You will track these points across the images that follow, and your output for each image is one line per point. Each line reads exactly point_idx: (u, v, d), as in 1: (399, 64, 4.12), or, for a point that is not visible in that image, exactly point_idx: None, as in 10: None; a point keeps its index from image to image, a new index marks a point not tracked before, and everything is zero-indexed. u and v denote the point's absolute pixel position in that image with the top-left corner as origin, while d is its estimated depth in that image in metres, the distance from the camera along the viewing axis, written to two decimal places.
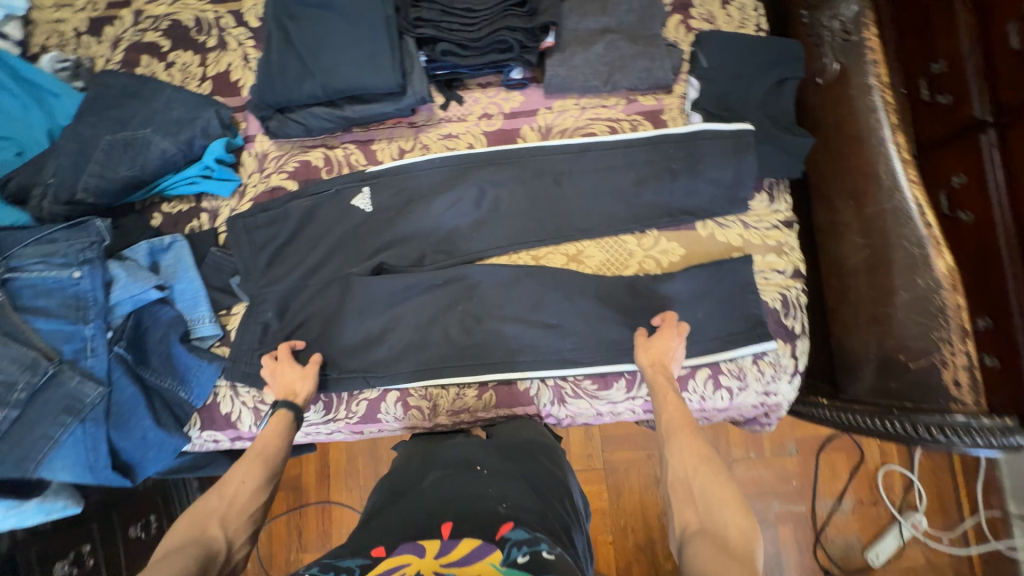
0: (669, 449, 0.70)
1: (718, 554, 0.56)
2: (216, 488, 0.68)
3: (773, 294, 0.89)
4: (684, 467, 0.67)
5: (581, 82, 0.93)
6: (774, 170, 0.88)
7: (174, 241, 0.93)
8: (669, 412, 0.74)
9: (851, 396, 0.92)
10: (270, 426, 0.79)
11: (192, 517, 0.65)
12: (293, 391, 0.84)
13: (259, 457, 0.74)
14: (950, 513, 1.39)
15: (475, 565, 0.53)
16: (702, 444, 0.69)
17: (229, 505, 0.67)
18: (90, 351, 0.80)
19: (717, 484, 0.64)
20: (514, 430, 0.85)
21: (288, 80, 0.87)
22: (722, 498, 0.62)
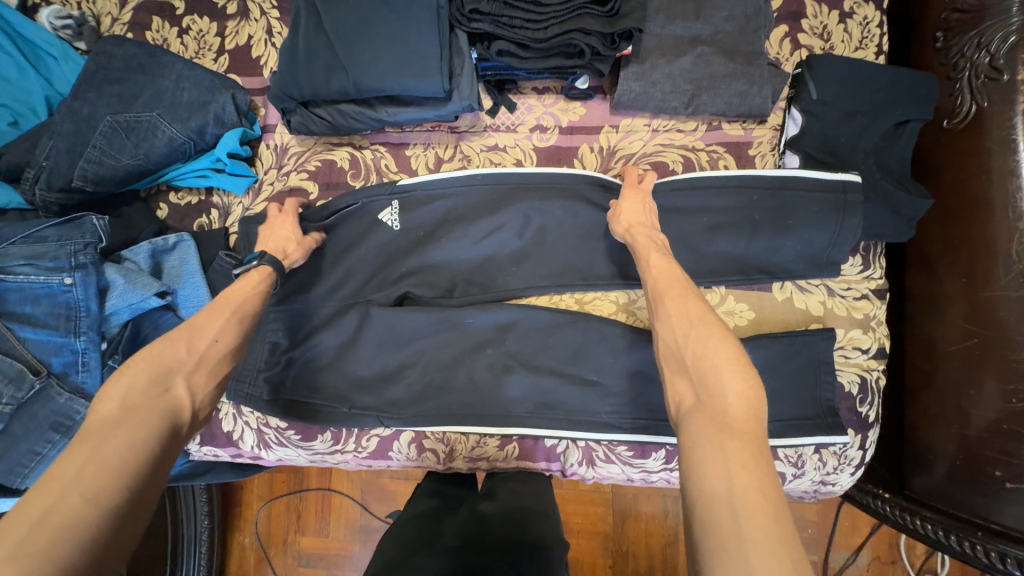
0: (658, 320, 0.60)
1: (714, 429, 0.47)
2: (180, 336, 0.59)
3: (851, 377, 0.77)
4: (676, 337, 0.56)
5: (658, 101, 0.78)
6: (878, 233, 0.74)
7: (180, 240, 0.83)
8: (653, 278, 0.63)
9: (918, 495, 0.82)
10: (250, 279, 0.69)
11: (150, 367, 0.56)
12: (282, 250, 0.75)
13: (235, 312, 0.65)
14: None
15: None
16: (697, 303, 0.58)
17: (198, 362, 0.59)
18: (82, 365, 0.72)
19: (715, 341, 0.53)
20: (524, 489, 0.80)
21: (314, 71, 0.73)
22: (724, 359, 0.51)
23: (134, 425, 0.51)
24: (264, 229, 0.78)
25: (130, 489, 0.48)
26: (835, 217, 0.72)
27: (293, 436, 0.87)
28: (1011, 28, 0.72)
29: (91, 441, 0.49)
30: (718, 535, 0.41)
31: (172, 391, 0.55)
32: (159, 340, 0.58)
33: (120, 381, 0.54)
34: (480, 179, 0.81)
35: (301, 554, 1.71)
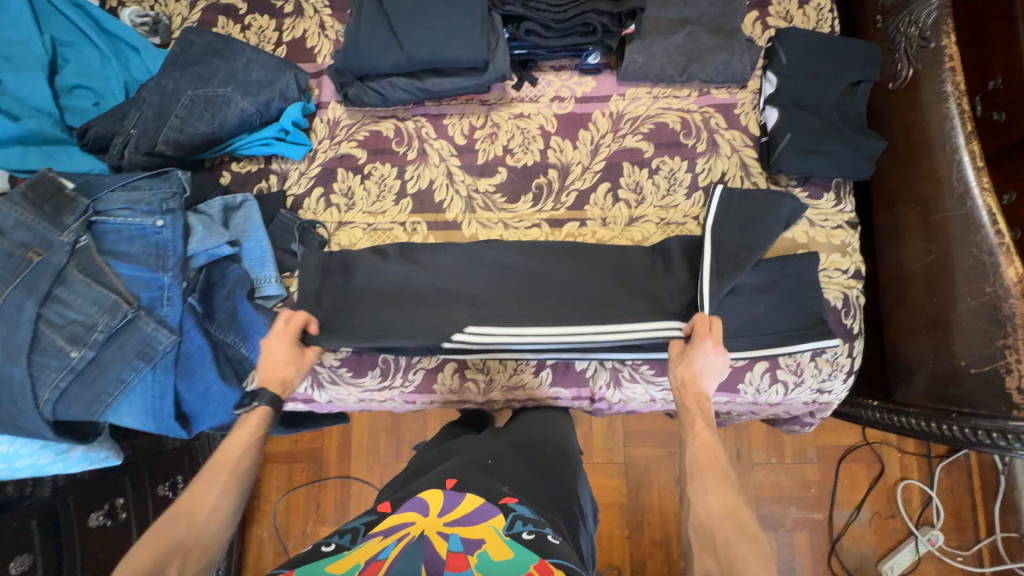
0: (693, 493, 0.69)
1: None
2: (183, 516, 0.66)
3: (834, 294, 0.91)
4: (710, 515, 0.65)
5: (658, 71, 0.94)
6: (847, 170, 0.89)
7: (246, 200, 0.93)
8: (696, 450, 0.73)
9: (902, 399, 0.94)
10: (250, 424, 0.77)
11: (155, 546, 0.62)
12: (279, 381, 0.81)
13: (232, 479, 0.71)
14: (967, 531, 1.61)
15: (476, 525, 0.62)
16: (732, 494, 0.67)
17: (195, 540, 0.64)
18: (166, 299, 0.82)
19: (744, 543, 0.61)
20: (550, 428, 0.95)
21: (372, 47, 0.88)
22: (746, 551, 0.60)
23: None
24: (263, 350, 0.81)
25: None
26: (758, 222, 0.87)
27: (345, 373, 0.95)
28: (933, 6, 0.91)
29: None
30: None
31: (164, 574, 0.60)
32: (165, 516, 0.65)
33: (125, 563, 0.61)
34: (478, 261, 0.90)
35: None
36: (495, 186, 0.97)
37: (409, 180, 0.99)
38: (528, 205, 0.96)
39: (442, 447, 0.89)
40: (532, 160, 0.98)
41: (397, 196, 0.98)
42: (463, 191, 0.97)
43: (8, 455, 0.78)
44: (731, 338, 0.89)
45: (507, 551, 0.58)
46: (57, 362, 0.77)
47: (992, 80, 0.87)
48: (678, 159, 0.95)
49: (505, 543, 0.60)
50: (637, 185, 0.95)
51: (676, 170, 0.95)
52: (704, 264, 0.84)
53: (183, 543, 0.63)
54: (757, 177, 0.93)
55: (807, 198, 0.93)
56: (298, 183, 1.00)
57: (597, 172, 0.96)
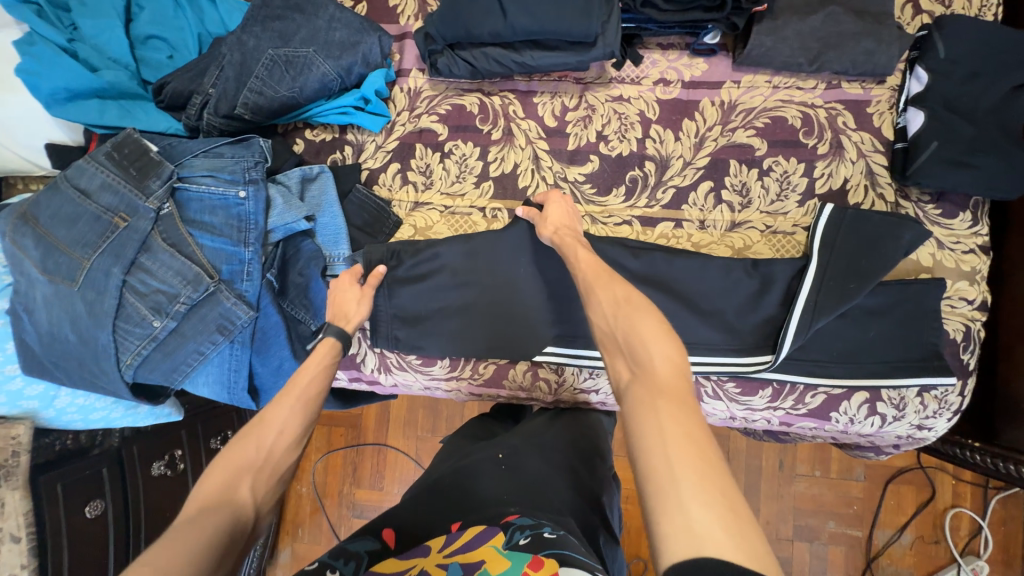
0: (591, 309, 0.65)
1: (655, 395, 0.52)
2: (252, 435, 0.63)
3: (955, 325, 0.82)
4: (608, 319, 0.62)
5: (784, 57, 0.83)
6: (998, 188, 0.77)
7: (321, 171, 0.90)
8: (586, 271, 0.70)
9: (1008, 444, 0.86)
10: (318, 353, 0.77)
11: (227, 466, 0.59)
12: (344, 315, 0.82)
13: (304, 403, 0.70)
14: (1012, 565, 1.56)
15: (477, 550, 0.61)
16: (622, 287, 0.64)
17: (268, 460, 0.62)
18: (246, 274, 0.79)
19: (642, 319, 0.59)
20: (581, 427, 0.90)
21: (471, 13, 0.80)
22: (652, 342, 0.56)
23: (203, 526, 0.52)
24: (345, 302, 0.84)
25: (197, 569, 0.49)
26: (875, 251, 0.79)
27: (414, 360, 0.92)
28: None
29: (172, 537, 0.51)
30: (659, 493, 0.45)
31: (241, 491, 0.57)
32: (238, 434, 0.63)
33: (196, 486, 0.58)
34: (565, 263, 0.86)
35: (354, 505, 1.73)
36: (585, 175, 0.90)
37: (492, 162, 0.92)
38: (619, 199, 0.89)
39: (461, 450, 0.88)
40: (629, 150, 0.89)
41: (478, 178, 0.92)
42: (550, 178, 0.90)
43: (84, 407, 0.84)
44: (831, 363, 0.83)
45: (505, 562, 0.58)
46: (140, 330, 0.76)
47: None
48: (794, 160, 0.85)
49: (503, 556, 0.59)
50: (743, 186, 0.86)
51: (791, 173, 0.85)
52: (801, 295, 0.79)
53: (254, 462, 0.61)
54: (885, 188, 0.83)
55: (939, 216, 0.83)
56: (374, 157, 0.94)
57: (700, 168, 0.88)
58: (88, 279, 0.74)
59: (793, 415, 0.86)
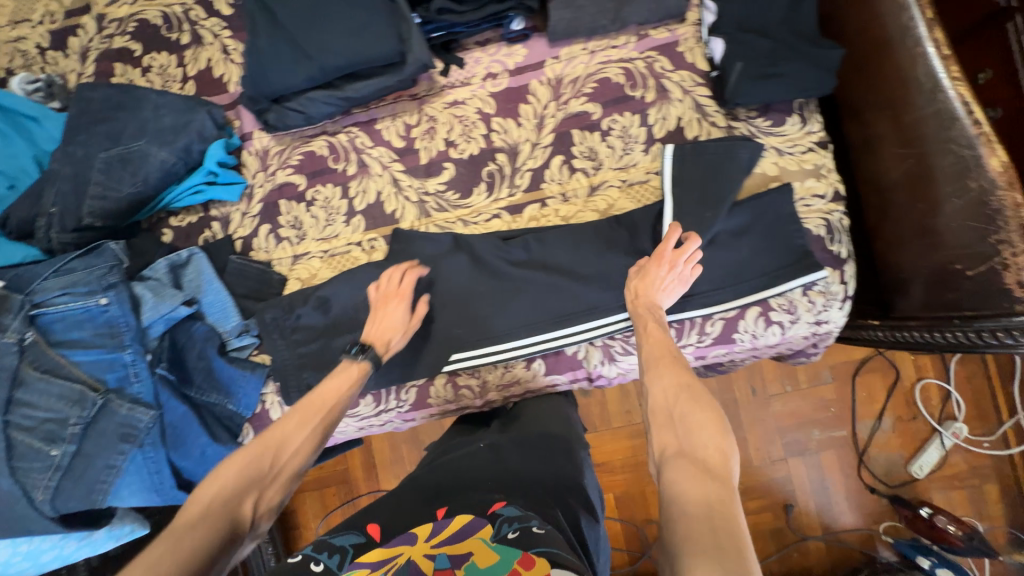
0: (650, 380, 0.66)
1: (701, 475, 0.53)
2: (271, 447, 0.64)
3: (816, 222, 0.86)
4: (665, 394, 0.63)
5: (588, 23, 0.87)
6: (807, 87, 0.83)
7: (192, 254, 0.90)
8: (650, 346, 0.71)
9: (902, 314, 0.91)
10: (345, 373, 0.76)
11: (239, 470, 0.60)
12: (385, 340, 0.80)
13: (322, 422, 0.70)
14: (988, 418, 1.62)
15: (464, 543, 0.58)
16: (679, 371, 0.65)
17: (277, 474, 0.63)
18: (133, 376, 0.80)
19: (699, 410, 0.60)
20: (549, 414, 0.89)
21: (281, 66, 0.81)
22: (694, 426, 0.58)
23: (207, 528, 0.53)
24: (377, 308, 0.82)
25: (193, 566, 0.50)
26: (720, 177, 0.83)
27: None
28: None
29: (165, 539, 0.52)
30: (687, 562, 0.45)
31: (244, 505, 0.58)
32: (258, 440, 0.65)
33: (201, 487, 0.58)
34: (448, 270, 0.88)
35: None
36: (445, 184, 0.92)
37: (356, 197, 0.93)
38: (483, 196, 0.91)
39: (440, 448, 0.87)
40: (478, 148, 0.92)
41: (347, 216, 0.93)
42: (413, 197, 0.92)
43: (31, 551, 0.80)
44: (717, 289, 0.86)
45: (492, 555, 0.55)
46: (41, 464, 0.75)
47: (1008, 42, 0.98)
48: (629, 114, 0.89)
49: (491, 549, 0.56)
50: (591, 150, 0.90)
51: (629, 126, 0.89)
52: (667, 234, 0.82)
53: (263, 474, 0.61)
54: (715, 116, 0.87)
55: (771, 127, 0.87)
56: (243, 225, 0.95)
57: (547, 146, 0.91)
58: None
59: (703, 347, 0.89)
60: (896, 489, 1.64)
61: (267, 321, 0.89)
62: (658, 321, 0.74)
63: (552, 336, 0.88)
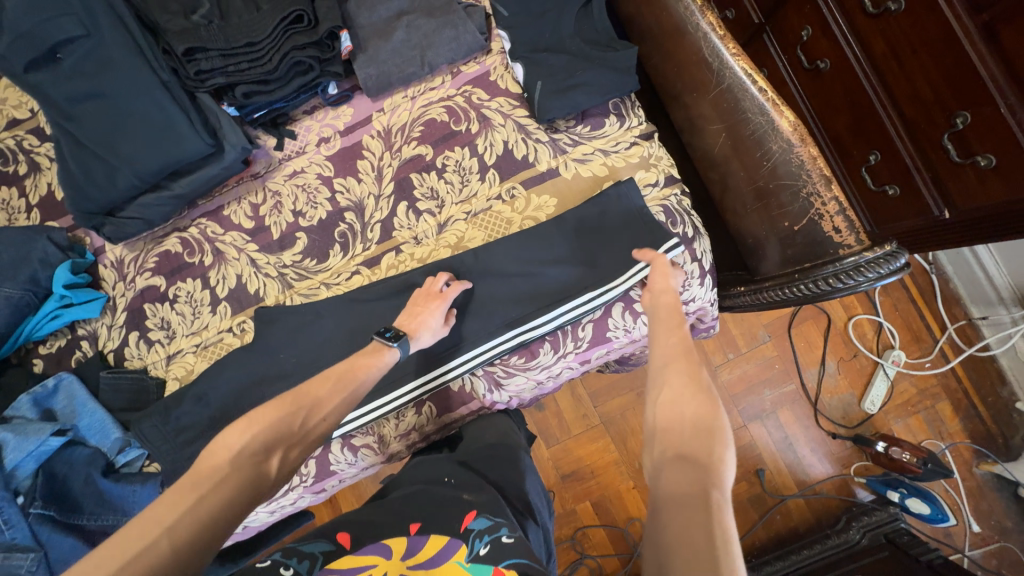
0: (660, 377, 0.58)
1: (692, 499, 0.45)
2: (302, 407, 0.66)
3: (654, 209, 0.89)
4: (678, 398, 0.55)
5: (398, 74, 0.90)
6: (609, 90, 0.87)
7: (59, 380, 0.89)
8: (668, 336, 0.63)
9: (762, 276, 0.94)
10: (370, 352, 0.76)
11: (269, 425, 0.63)
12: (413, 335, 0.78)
13: (353, 393, 0.71)
14: (924, 339, 1.57)
15: (440, 567, 0.57)
16: (697, 375, 0.57)
17: (304, 434, 0.64)
18: (5, 523, 0.79)
19: (710, 426, 0.51)
20: (488, 430, 0.89)
21: (100, 182, 0.83)
22: (698, 428, 0.51)
23: (226, 486, 0.55)
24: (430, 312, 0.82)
25: (217, 521, 0.52)
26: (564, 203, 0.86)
27: None
28: None
29: (196, 489, 0.54)
30: None
31: (269, 462, 0.59)
32: (294, 393, 0.67)
33: (237, 436, 0.61)
34: (316, 339, 0.89)
35: None
36: (300, 253, 0.93)
37: (217, 285, 0.94)
38: (339, 256, 0.93)
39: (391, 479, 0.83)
40: (325, 212, 0.94)
41: (212, 305, 0.94)
42: (273, 272, 0.93)
43: None
44: None
45: None
46: None
47: (804, 32, 1.08)
48: (459, 148, 0.92)
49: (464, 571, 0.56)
50: (431, 190, 0.92)
51: (462, 160, 0.92)
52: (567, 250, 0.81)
53: (291, 435, 0.63)
54: (537, 133, 0.91)
55: (592, 131, 0.91)
56: (111, 338, 0.94)
57: (390, 195, 0.93)
58: None
59: (581, 352, 0.91)
60: (858, 429, 1.56)
61: (147, 429, 0.88)
62: (675, 314, 0.67)
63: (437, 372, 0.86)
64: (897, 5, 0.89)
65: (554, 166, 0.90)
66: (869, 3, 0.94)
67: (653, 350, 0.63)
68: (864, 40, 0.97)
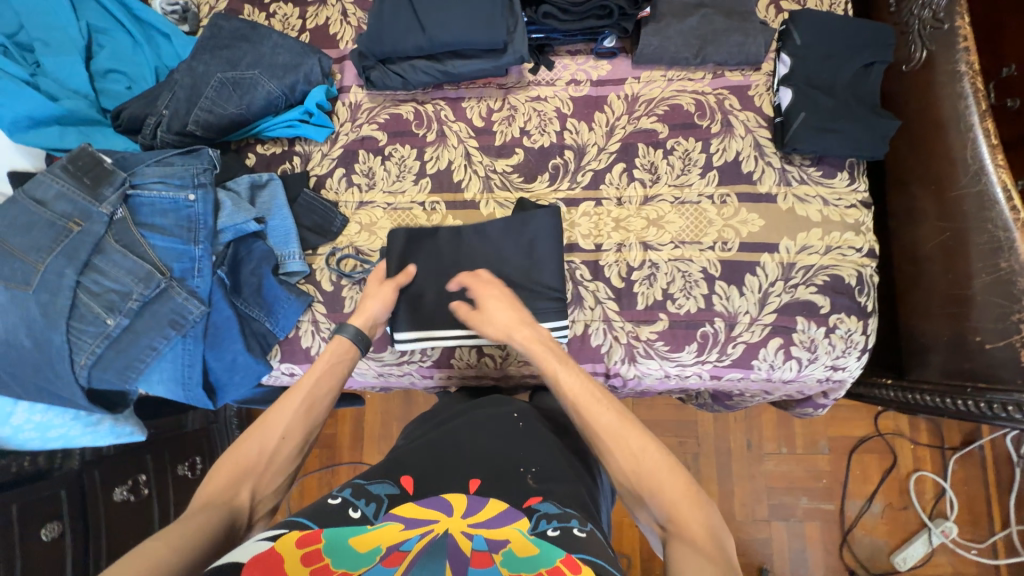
0: (610, 456, 0.69)
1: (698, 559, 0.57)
2: (258, 433, 0.72)
3: (849, 271, 0.91)
4: (631, 470, 0.67)
5: (672, 53, 0.96)
6: (861, 148, 0.90)
7: (271, 179, 0.97)
8: (600, 409, 0.72)
9: (916, 378, 0.96)
10: (328, 352, 0.84)
11: (236, 461, 0.69)
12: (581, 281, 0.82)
13: (303, 404, 0.77)
14: (980, 524, 1.45)
15: (501, 528, 0.57)
16: (636, 437, 0.69)
17: (270, 462, 0.71)
18: (197, 271, 0.86)
19: (669, 478, 0.65)
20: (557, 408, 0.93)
21: (395, 32, 0.92)
22: (668, 488, 0.64)
23: (205, 514, 0.61)
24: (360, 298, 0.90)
25: (194, 545, 0.56)
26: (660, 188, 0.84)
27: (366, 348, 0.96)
28: None
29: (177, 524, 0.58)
30: None
31: (240, 492, 0.66)
32: (254, 425, 0.73)
33: (209, 479, 0.67)
34: (493, 245, 0.93)
35: None
36: (512, 166, 0.99)
37: (429, 161, 1.01)
38: (545, 184, 0.98)
39: (458, 405, 0.90)
40: (549, 141, 1.00)
41: (416, 176, 1.01)
42: (481, 171, 1.00)
43: (42, 424, 0.82)
44: (746, 307, 0.91)
45: (532, 547, 0.54)
46: (94, 329, 0.80)
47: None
48: (693, 140, 0.96)
49: (530, 542, 0.55)
50: (651, 164, 0.97)
51: (691, 150, 0.96)
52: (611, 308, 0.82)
53: (256, 466, 0.69)
54: (771, 157, 0.94)
55: (821, 177, 0.94)
56: (321, 164, 1.02)
57: (613, 152, 0.98)
58: (42, 284, 0.78)
59: (720, 367, 0.92)
60: None
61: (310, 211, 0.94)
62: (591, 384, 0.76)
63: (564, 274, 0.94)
64: None
65: (774, 193, 0.93)
66: None
67: (590, 427, 0.72)
68: None
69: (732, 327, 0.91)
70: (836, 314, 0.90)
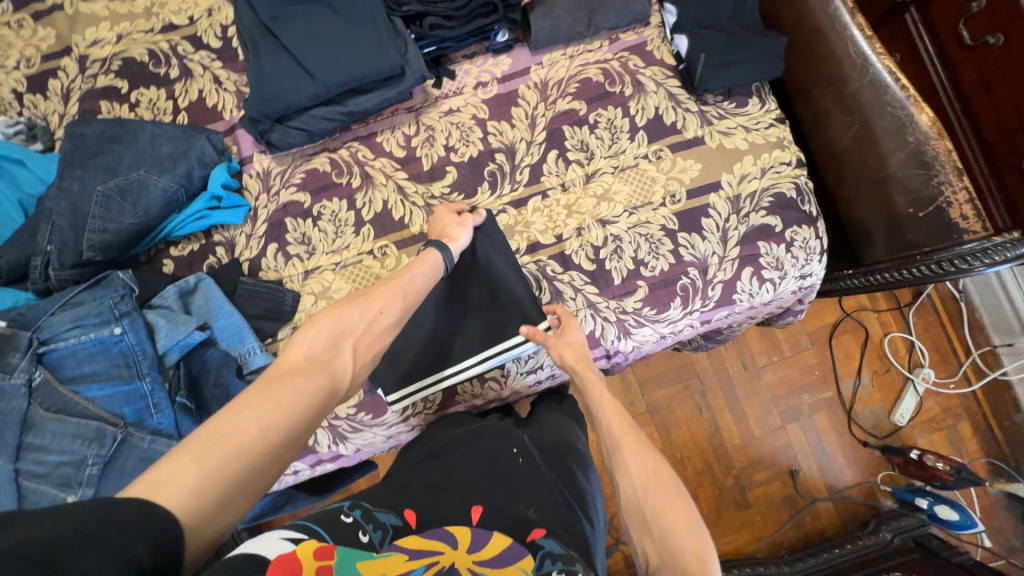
0: (617, 469, 0.66)
1: None
2: (358, 303, 0.66)
3: (788, 186, 0.96)
4: (635, 485, 0.63)
5: (565, 31, 0.96)
6: (762, 71, 0.95)
7: (199, 280, 0.87)
8: (608, 419, 0.72)
9: (872, 260, 1.03)
10: (423, 260, 0.78)
11: (332, 321, 0.63)
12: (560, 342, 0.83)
13: (404, 294, 0.71)
14: (950, 361, 1.58)
15: (506, 568, 0.55)
16: (647, 452, 0.66)
17: (366, 330, 0.66)
18: (153, 407, 0.77)
19: (670, 501, 0.60)
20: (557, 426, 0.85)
21: (283, 86, 0.87)
22: (670, 510, 0.60)
23: (308, 380, 0.56)
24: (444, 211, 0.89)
25: (292, 419, 0.52)
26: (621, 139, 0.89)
27: (364, 418, 0.91)
28: None
29: (270, 380, 0.54)
30: None
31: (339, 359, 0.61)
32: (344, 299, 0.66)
33: (303, 334, 0.61)
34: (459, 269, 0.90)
35: None
36: (449, 186, 0.96)
37: (363, 208, 0.95)
38: (487, 193, 0.96)
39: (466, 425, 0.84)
40: (477, 150, 0.97)
41: (355, 226, 0.95)
42: (420, 201, 0.96)
43: None
44: (711, 249, 0.94)
45: None
46: None
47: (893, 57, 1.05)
48: (612, 108, 0.97)
49: None
50: (582, 143, 0.97)
51: (614, 118, 0.97)
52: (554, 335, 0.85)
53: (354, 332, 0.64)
54: (688, 103, 0.97)
55: (736, 108, 0.98)
56: (248, 247, 0.94)
57: (542, 142, 0.97)
58: None
59: (707, 311, 0.95)
60: (886, 441, 1.54)
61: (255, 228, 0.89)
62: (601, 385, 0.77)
63: (533, 272, 0.93)
64: (997, 39, 0.85)
65: (701, 135, 0.96)
66: (967, 35, 0.90)
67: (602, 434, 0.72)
68: (955, 70, 0.94)
69: (706, 272, 0.94)
70: (790, 229, 0.95)
